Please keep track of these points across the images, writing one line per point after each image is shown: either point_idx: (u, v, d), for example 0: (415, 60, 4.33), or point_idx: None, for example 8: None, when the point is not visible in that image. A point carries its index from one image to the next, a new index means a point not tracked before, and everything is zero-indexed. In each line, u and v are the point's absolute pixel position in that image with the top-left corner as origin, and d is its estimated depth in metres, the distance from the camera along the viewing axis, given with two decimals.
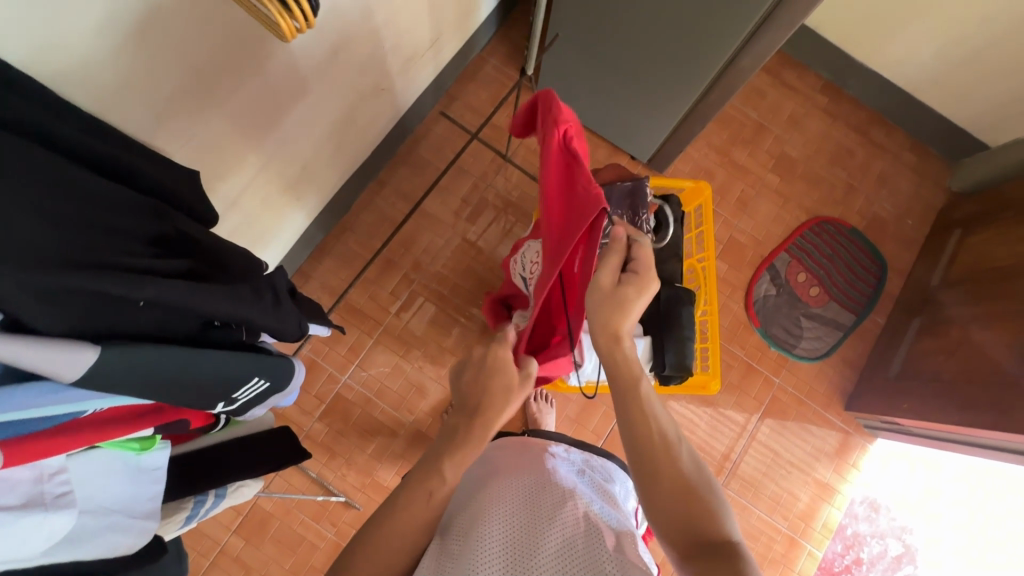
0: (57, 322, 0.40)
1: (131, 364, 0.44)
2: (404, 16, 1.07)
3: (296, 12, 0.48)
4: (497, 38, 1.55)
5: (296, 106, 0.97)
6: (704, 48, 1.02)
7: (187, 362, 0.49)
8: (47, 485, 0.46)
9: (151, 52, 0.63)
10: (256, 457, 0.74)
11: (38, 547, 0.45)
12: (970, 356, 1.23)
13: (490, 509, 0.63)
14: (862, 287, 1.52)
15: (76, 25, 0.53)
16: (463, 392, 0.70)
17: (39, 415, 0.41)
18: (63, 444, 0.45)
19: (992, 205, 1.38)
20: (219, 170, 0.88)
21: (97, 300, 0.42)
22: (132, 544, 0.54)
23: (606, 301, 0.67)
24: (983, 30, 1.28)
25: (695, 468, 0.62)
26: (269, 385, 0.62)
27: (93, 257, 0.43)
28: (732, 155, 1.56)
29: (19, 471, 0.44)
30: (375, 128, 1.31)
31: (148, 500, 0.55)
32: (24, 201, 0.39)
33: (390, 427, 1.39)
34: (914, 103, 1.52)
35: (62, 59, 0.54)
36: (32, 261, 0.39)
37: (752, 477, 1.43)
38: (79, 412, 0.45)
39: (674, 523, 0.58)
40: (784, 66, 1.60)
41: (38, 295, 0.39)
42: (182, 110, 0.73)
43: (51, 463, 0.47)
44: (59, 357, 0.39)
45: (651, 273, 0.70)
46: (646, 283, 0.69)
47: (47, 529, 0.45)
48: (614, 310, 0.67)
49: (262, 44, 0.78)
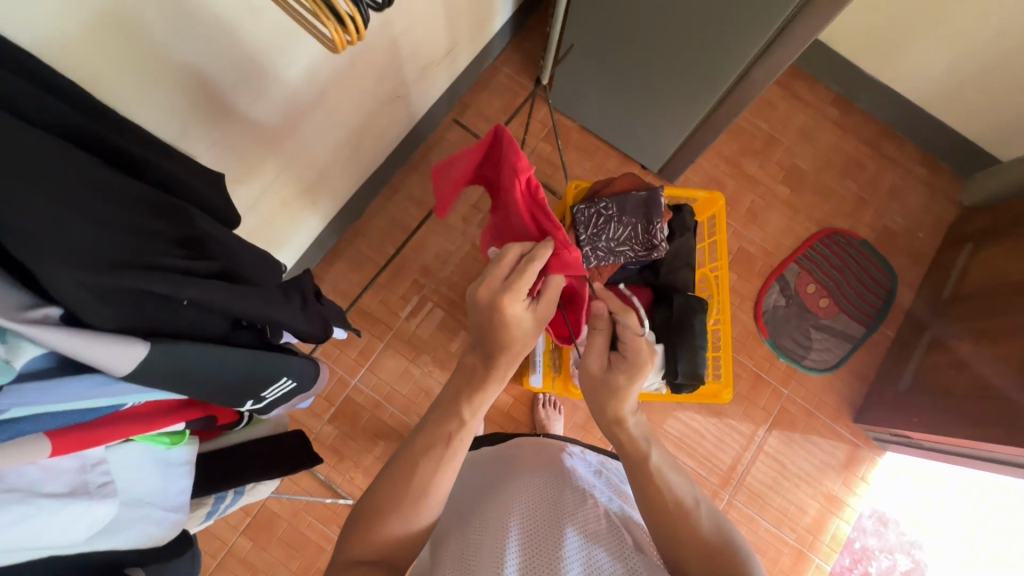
0: (106, 318, 0.42)
1: (172, 361, 0.45)
2: (422, 24, 1.09)
3: (351, 27, 0.50)
4: (511, 48, 1.57)
5: (316, 111, 0.99)
6: (717, 60, 1.03)
7: (223, 360, 0.50)
8: (89, 474, 0.48)
9: (180, 55, 0.65)
10: (278, 450, 0.74)
11: (80, 535, 0.46)
12: (981, 370, 1.23)
13: (510, 508, 0.64)
14: (872, 299, 1.51)
15: (110, 29, 0.55)
16: (475, 334, 0.65)
17: (86, 405, 0.43)
18: (102, 435, 0.46)
19: (1003, 219, 1.38)
20: (239, 172, 0.90)
21: (143, 298, 0.44)
22: (163, 536, 0.54)
23: (600, 388, 0.73)
24: (993, 44, 1.29)
25: (716, 531, 0.63)
26: (296, 385, 0.63)
27: (138, 257, 0.44)
28: (742, 166, 1.57)
29: (63, 460, 0.47)
30: (390, 134, 1.33)
31: (177, 494, 0.56)
32: (75, 202, 0.41)
33: (399, 431, 1.40)
34: (925, 116, 1.53)
35: (96, 59, 0.56)
36: (84, 259, 0.40)
37: (760, 488, 1.42)
38: (119, 405, 0.47)
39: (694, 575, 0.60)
40: (794, 79, 1.61)
41: (89, 292, 0.40)
42: (208, 113, 0.75)
43: (93, 453, 0.49)
44: (113, 351, 0.40)
45: (644, 355, 0.73)
46: (636, 366, 0.72)
47: (89, 517, 0.47)
48: (609, 396, 0.72)
49: (286, 50, 0.80)
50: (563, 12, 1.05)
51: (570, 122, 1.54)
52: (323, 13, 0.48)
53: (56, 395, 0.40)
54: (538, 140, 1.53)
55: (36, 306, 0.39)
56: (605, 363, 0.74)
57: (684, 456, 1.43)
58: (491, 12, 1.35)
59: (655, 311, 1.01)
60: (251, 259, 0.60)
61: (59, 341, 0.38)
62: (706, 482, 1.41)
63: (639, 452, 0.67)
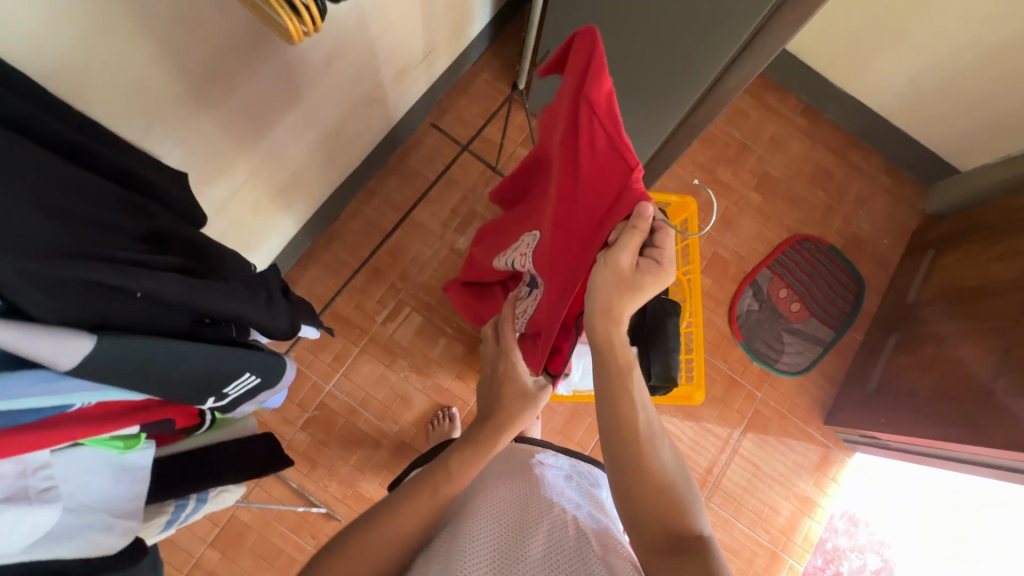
0: (52, 312, 0.40)
1: (125, 356, 0.44)
2: (398, 28, 1.09)
3: (307, 18, 0.49)
4: (489, 53, 1.58)
5: (289, 112, 0.97)
6: (689, 70, 1.05)
7: (182, 356, 0.49)
8: (31, 479, 0.46)
9: (143, 54, 0.63)
10: (239, 462, 0.73)
11: (18, 542, 0.45)
12: (944, 371, 1.26)
13: (471, 521, 0.63)
14: (841, 304, 1.55)
15: (63, 20, 0.53)
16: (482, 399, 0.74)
17: (31, 405, 0.41)
18: (50, 438, 0.44)
19: (962, 227, 1.44)
20: (208, 173, 0.88)
21: (97, 291, 0.42)
22: (114, 545, 0.53)
23: (614, 289, 0.60)
24: (952, 60, 1.34)
25: (675, 464, 0.61)
26: (260, 380, 0.62)
27: (91, 248, 0.43)
28: (716, 173, 1.60)
29: (3, 464, 0.44)
30: (367, 137, 1.32)
31: (128, 501, 0.55)
32: (23, 191, 0.39)
33: (374, 437, 1.38)
34: (890, 127, 1.58)
35: (44, 56, 0.53)
36: (31, 249, 0.39)
37: (735, 491, 1.44)
38: (66, 407, 0.45)
39: (648, 510, 0.57)
40: (767, 89, 1.65)
41: (37, 284, 0.39)
42: (176, 111, 0.73)
43: (36, 457, 0.47)
44: (57, 345, 0.39)
45: (672, 263, 0.62)
46: (664, 276, 0.61)
47: (27, 524, 0.45)
48: (622, 300, 0.60)
49: (258, 51, 0.79)
50: (540, 18, 1.05)
51: None
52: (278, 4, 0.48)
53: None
54: (516, 145, 1.54)
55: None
56: (632, 264, 0.60)
57: None
58: (469, 17, 1.36)
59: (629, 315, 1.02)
60: (210, 255, 0.59)
61: None
62: None
63: (623, 359, 0.62)
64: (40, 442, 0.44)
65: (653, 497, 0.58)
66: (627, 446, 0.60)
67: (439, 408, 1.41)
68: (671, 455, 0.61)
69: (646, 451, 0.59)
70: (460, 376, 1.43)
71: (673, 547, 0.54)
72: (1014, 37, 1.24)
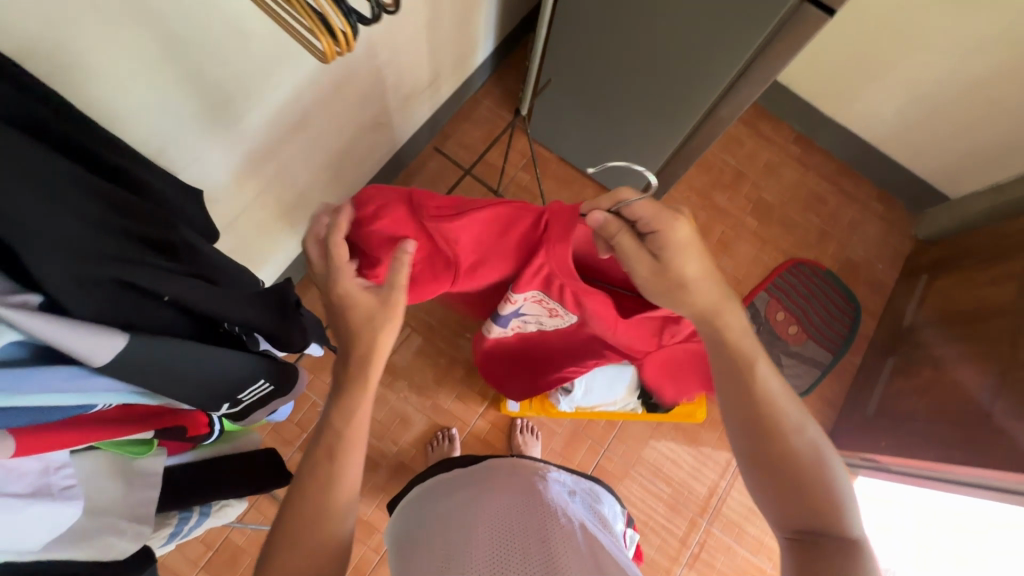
0: (87, 308, 0.41)
1: (155, 355, 0.45)
2: (405, 56, 1.13)
3: (343, 42, 0.50)
4: (491, 81, 1.63)
5: (298, 134, 1.00)
6: (686, 98, 1.09)
7: (206, 359, 0.50)
8: (53, 477, 0.47)
9: (160, 72, 0.66)
10: (247, 475, 0.72)
11: (39, 539, 0.45)
12: (943, 394, 1.27)
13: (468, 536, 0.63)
14: (838, 327, 1.57)
15: (87, 40, 0.55)
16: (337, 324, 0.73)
17: (65, 402, 0.42)
18: (70, 437, 0.45)
19: (954, 252, 1.47)
20: (218, 191, 0.90)
21: (125, 292, 0.44)
22: (125, 550, 0.52)
23: (665, 288, 0.67)
24: (937, 92, 1.40)
25: (817, 458, 0.64)
26: (273, 389, 0.63)
27: (124, 251, 0.44)
28: (712, 198, 1.64)
29: (27, 461, 0.45)
30: (372, 160, 1.36)
31: (142, 504, 0.55)
32: (66, 195, 0.41)
33: (373, 458, 1.36)
34: (880, 156, 1.63)
35: (67, 72, 0.56)
36: (72, 247, 0.40)
37: (737, 516, 1.42)
38: (88, 408, 0.46)
39: (791, 504, 0.63)
40: (760, 118, 1.71)
41: (75, 282, 0.40)
42: (190, 128, 0.75)
43: (57, 457, 0.48)
44: (90, 341, 0.39)
45: (663, 218, 0.63)
46: (671, 236, 0.63)
47: (51, 519, 0.45)
48: (682, 288, 0.66)
49: (271, 75, 0.82)
50: (542, 47, 1.10)
51: (549, 154, 1.59)
52: (318, 30, 0.49)
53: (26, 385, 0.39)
54: (517, 170, 1.58)
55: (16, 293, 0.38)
56: (653, 257, 0.65)
57: (661, 483, 1.42)
58: (473, 47, 1.41)
59: None
60: (225, 267, 0.60)
61: (38, 327, 0.37)
62: (682, 510, 1.42)
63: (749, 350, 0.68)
64: (68, 439, 0.45)
65: (788, 492, 0.63)
66: (771, 440, 0.65)
67: (439, 429, 1.40)
68: (813, 449, 0.65)
69: (780, 448, 0.64)
70: (460, 397, 1.42)
71: (802, 541, 0.61)
72: (994, 71, 1.30)
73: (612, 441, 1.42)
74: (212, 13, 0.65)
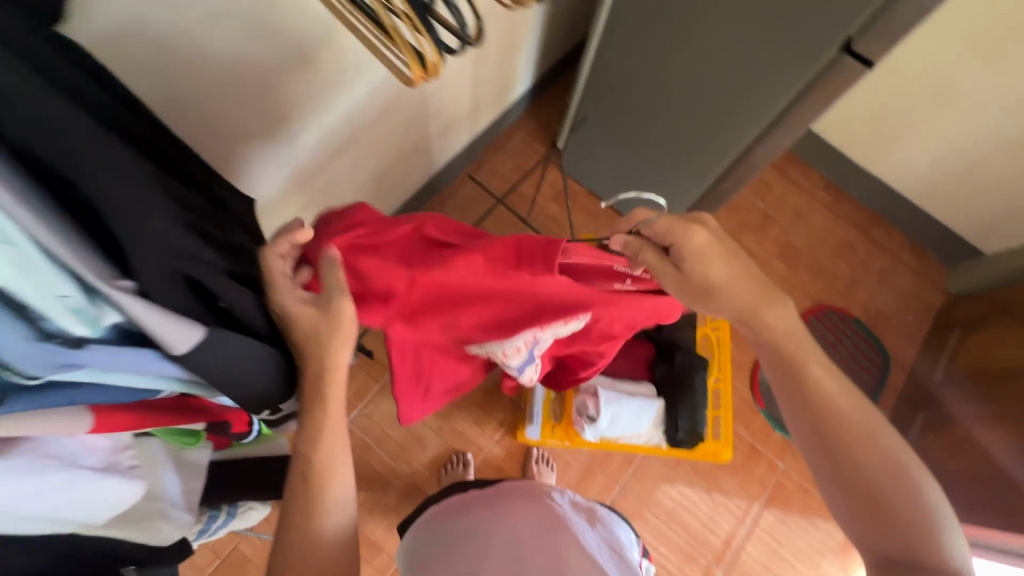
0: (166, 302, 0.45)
1: (224, 356, 0.47)
2: (450, 86, 1.18)
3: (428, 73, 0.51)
4: (527, 115, 1.68)
5: (343, 154, 1.05)
6: (719, 142, 1.11)
7: (261, 362, 0.53)
8: (121, 455, 0.52)
9: (229, 89, 0.70)
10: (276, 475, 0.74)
11: (105, 512, 0.51)
12: (978, 455, 1.22)
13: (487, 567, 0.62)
14: (866, 378, 1.53)
15: (171, 55, 0.61)
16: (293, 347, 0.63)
17: (133, 380, 0.45)
18: (140, 422, 0.50)
19: (990, 309, 1.44)
20: (266, 202, 0.94)
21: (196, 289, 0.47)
22: (164, 539, 0.59)
23: (700, 300, 0.60)
24: (973, 148, 1.40)
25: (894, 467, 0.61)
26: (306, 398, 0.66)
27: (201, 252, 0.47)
28: (740, 240, 1.64)
29: (100, 439, 0.51)
30: (409, 183, 1.40)
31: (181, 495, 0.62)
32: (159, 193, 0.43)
33: (386, 477, 1.36)
34: (912, 208, 1.62)
35: (151, 83, 0.61)
36: (165, 242, 0.43)
37: (755, 568, 1.37)
38: (155, 393, 0.49)
39: (866, 520, 0.61)
40: (790, 164, 1.72)
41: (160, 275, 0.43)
42: (249, 142, 0.80)
43: (123, 437, 0.53)
44: (177, 330, 0.42)
45: (683, 228, 0.56)
46: (703, 253, 0.57)
47: (118, 496, 0.51)
48: (710, 301, 0.61)
49: (327, 98, 0.87)
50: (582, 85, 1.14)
51: (579, 187, 1.62)
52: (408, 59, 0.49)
53: (118, 364, 0.42)
54: (547, 201, 1.61)
55: (119, 277, 0.40)
56: (678, 270, 0.58)
57: (676, 527, 1.38)
58: (513, 82, 1.47)
59: (655, 367, 1.02)
60: None
61: (141, 312, 0.39)
62: (697, 558, 1.37)
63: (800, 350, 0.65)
64: (123, 420, 0.48)
65: (864, 510, 0.61)
66: (839, 450, 0.62)
67: (454, 452, 1.39)
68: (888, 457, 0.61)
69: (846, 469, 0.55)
70: (477, 421, 1.41)
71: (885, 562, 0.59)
72: None
73: (628, 478, 1.39)
74: (288, 38, 0.72)
